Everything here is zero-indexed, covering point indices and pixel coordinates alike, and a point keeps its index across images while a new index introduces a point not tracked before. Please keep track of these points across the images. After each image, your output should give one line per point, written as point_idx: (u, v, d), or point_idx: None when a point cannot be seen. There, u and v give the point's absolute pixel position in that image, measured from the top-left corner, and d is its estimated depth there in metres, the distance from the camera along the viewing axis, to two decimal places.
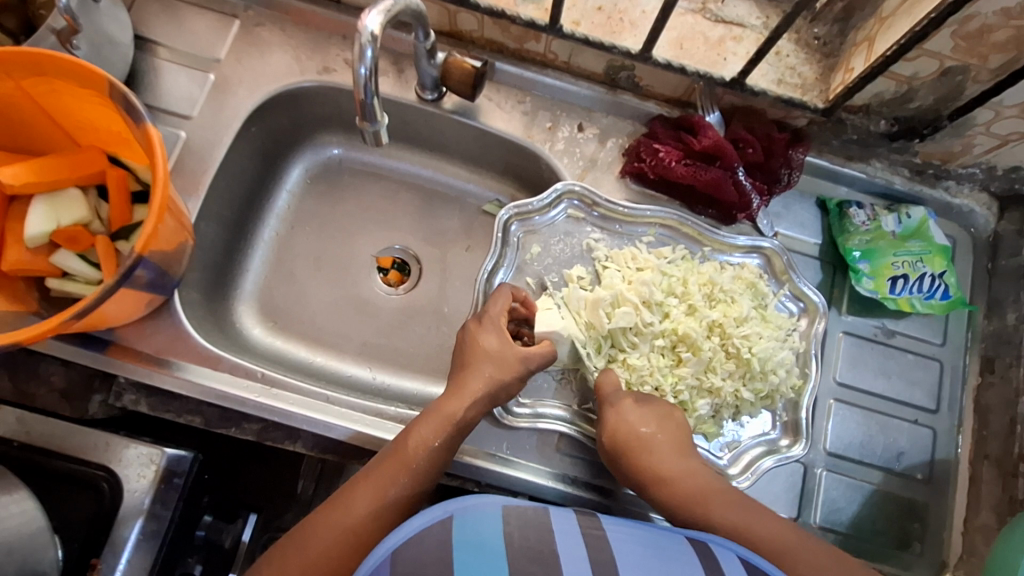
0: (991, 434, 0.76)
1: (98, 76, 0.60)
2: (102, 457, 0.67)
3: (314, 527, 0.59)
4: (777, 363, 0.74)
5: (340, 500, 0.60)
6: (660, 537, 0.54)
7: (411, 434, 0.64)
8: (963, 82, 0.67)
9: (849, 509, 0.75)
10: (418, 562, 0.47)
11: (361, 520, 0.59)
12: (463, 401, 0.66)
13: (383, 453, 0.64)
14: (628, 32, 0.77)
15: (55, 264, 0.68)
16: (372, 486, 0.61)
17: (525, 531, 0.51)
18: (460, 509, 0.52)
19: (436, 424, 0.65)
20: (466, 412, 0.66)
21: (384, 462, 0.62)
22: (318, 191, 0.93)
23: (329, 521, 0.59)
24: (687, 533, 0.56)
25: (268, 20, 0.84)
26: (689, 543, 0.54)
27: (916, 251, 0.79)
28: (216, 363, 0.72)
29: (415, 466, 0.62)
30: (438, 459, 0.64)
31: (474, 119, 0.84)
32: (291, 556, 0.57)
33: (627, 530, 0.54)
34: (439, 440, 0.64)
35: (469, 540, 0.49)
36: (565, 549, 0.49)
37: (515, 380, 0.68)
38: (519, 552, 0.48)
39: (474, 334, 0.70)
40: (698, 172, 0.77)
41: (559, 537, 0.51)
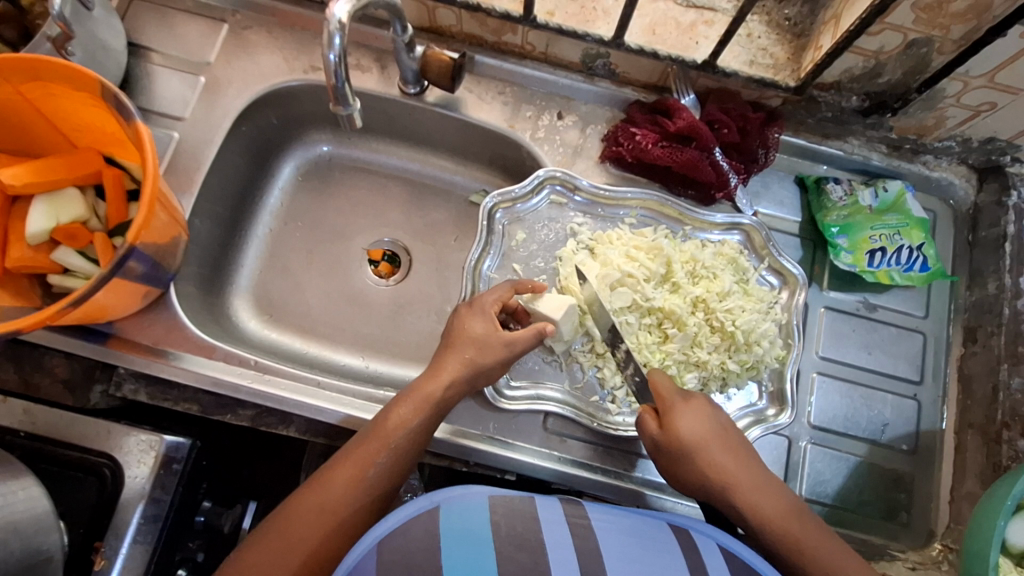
0: (975, 403, 0.77)
1: (89, 78, 0.63)
2: (104, 445, 0.70)
3: (299, 504, 0.59)
4: (761, 334, 0.75)
5: (324, 476, 0.60)
6: (645, 526, 0.55)
7: (392, 413, 0.64)
8: (929, 54, 0.68)
9: (834, 480, 0.76)
10: (405, 551, 0.49)
11: (345, 495, 0.59)
12: (442, 381, 0.67)
13: (365, 431, 0.64)
14: (602, 20, 0.79)
15: (56, 260, 0.71)
16: (355, 462, 0.61)
17: (511, 520, 0.52)
18: (445, 500, 0.53)
19: (417, 402, 0.65)
20: (446, 392, 0.66)
21: (365, 439, 0.63)
22: (310, 188, 0.96)
23: (312, 498, 0.59)
24: (668, 519, 0.57)
25: (256, 23, 0.87)
26: (671, 531, 0.56)
27: (893, 224, 0.80)
28: (210, 352, 0.75)
29: (396, 443, 0.63)
30: (420, 435, 0.65)
31: (457, 111, 0.86)
32: (280, 532, 0.57)
33: (612, 518, 0.55)
34: (419, 417, 0.65)
35: (456, 530, 0.51)
36: (549, 534, 0.52)
37: (499, 363, 0.69)
38: (506, 541, 0.50)
39: (463, 317, 0.71)
40: (674, 152, 0.79)
41: (546, 527, 0.53)
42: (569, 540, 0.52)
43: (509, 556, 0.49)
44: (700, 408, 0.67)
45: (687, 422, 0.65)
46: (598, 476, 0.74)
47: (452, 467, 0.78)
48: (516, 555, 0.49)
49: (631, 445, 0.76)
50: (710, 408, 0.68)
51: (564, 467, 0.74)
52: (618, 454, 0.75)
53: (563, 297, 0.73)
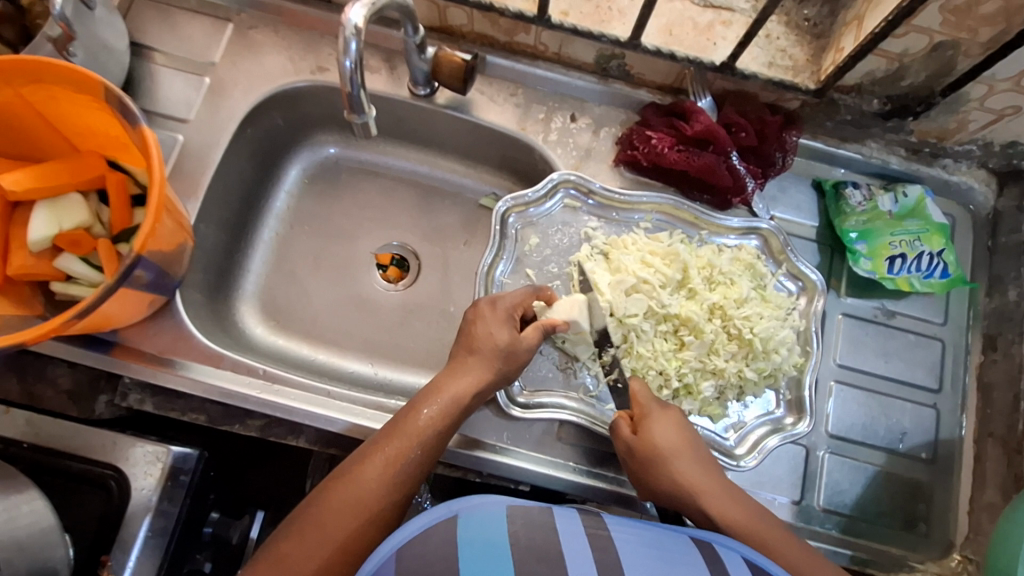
0: (995, 412, 0.76)
1: (93, 80, 0.61)
2: (110, 456, 0.68)
3: (324, 503, 0.57)
4: (779, 341, 0.73)
5: (350, 474, 0.58)
6: (663, 536, 0.55)
7: (418, 412, 0.63)
8: (954, 57, 0.66)
9: (852, 491, 0.75)
10: (424, 558, 0.48)
11: (374, 493, 0.58)
12: (467, 382, 0.65)
13: (389, 429, 0.62)
14: (617, 20, 0.77)
15: (59, 267, 0.69)
16: (382, 461, 0.59)
17: (530, 531, 0.51)
18: (464, 509, 0.53)
19: (443, 400, 0.64)
20: (471, 392, 0.65)
21: (390, 437, 0.61)
22: (316, 190, 0.94)
23: (340, 496, 0.57)
24: (691, 534, 0.56)
25: (261, 22, 0.85)
26: (693, 543, 0.55)
27: (913, 230, 0.78)
28: (218, 361, 0.73)
29: (423, 442, 0.61)
30: (445, 434, 0.64)
31: (467, 113, 0.84)
32: (305, 533, 0.55)
33: (633, 530, 0.55)
34: (446, 416, 0.64)
35: (475, 538, 0.50)
36: (569, 545, 0.50)
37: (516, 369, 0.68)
38: (525, 552, 0.48)
39: (485, 318, 0.69)
40: (691, 157, 0.77)
41: (565, 538, 0.51)
42: (589, 552, 0.50)
43: (527, 568, 0.47)
44: (675, 419, 0.68)
45: (660, 430, 0.67)
46: (613, 486, 0.73)
47: (465, 478, 0.78)
48: (536, 567, 0.47)
49: None
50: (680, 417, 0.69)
51: (579, 477, 0.73)
52: None
53: (577, 298, 0.73)
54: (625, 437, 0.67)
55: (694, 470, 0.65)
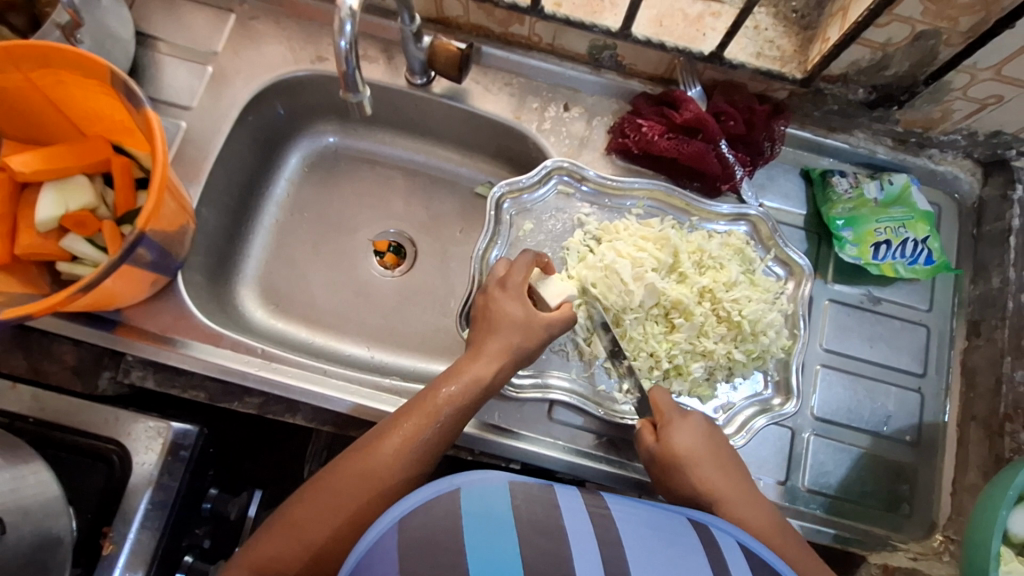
0: (978, 395, 0.77)
1: (99, 65, 0.64)
2: (112, 431, 0.71)
3: (340, 474, 0.60)
4: (767, 324, 0.75)
5: (366, 448, 0.61)
6: (663, 517, 0.56)
7: (437, 391, 0.64)
8: (936, 46, 0.68)
9: (837, 472, 0.76)
10: (425, 530, 0.49)
11: (389, 466, 0.60)
12: (487, 363, 0.67)
13: (408, 406, 0.64)
14: (609, 11, 0.79)
15: (65, 247, 0.71)
16: (399, 436, 0.61)
17: (531, 506, 0.53)
18: (466, 483, 0.54)
19: (464, 380, 0.65)
20: (491, 372, 0.66)
21: (410, 413, 0.63)
22: (315, 178, 0.96)
23: (355, 468, 0.60)
24: (688, 515, 0.58)
25: (263, 13, 0.87)
26: (689, 524, 0.56)
27: (898, 217, 0.80)
28: (217, 340, 0.75)
29: (440, 419, 0.63)
30: (465, 414, 0.65)
31: (463, 103, 0.86)
32: (318, 496, 0.59)
33: (631, 508, 0.56)
34: (465, 397, 0.65)
35: (477, 512, 0.51)
36: (571, 524, 0.52)
37: (537, 347, 0.70)
38: (527, 524, 0.51)
39: (496, 300, 0.71)
40: (681, 144, 0.79)
41: (567, 515, 0.53)
42: (591, 531, 0.52)
43: (529, 542, 0.49)
44: (696, 424, 0.68)
45: (681, 439, 0.67)
46: (602, 465, 0.74)
47: (457, 456, 0.79)
48: (539, 541, 0.49)
49: (636, 435, 0.76)
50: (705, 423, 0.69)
51: (568, 456, 0.74)
52: (623, 445, 0.76)
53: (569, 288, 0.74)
54: (645, 445, 0.68)
55: (716, 476, 0.66)
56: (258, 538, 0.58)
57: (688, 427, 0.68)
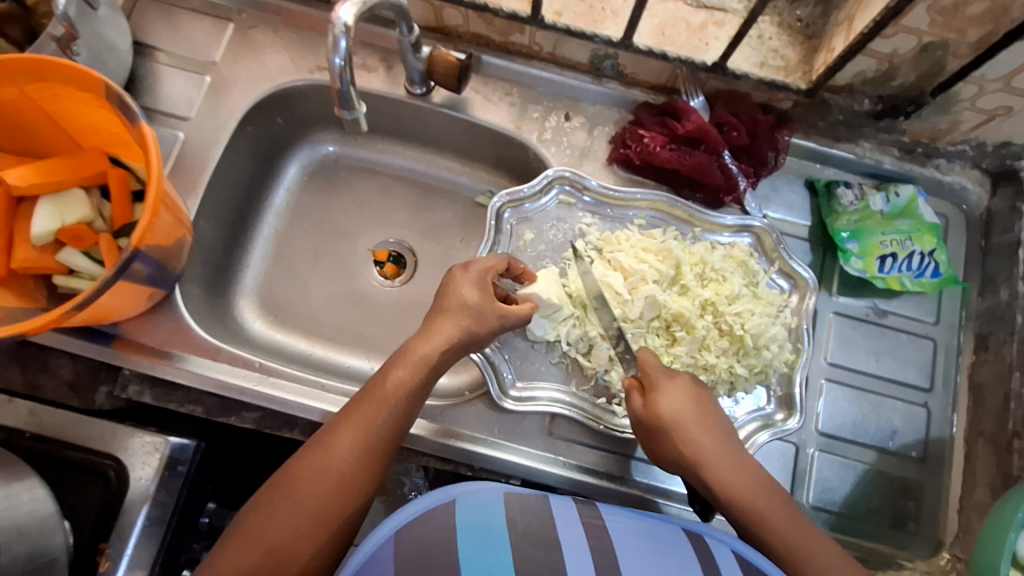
0: (985, 411, 0.76)
1: (94, 79, 0.63)
2: (109, 446, 0.70)
3: (296, 472, 0.58)
4: (770, 338, 0.74)
5: (320, 443, 0.59)
6: (657, 528, 0.56)
7: (388, 376, 0.63)
8: (943, 58, 0.67)
9: (842, 488, 0.75)
10: (422, 542, 0.49)
11: (344, 460, 0.58)
12: (435, 344, 0.65)
13: (359, 397, 0.62)
14: (610, 20, 0.78)
15: (61, 261, 0.71)
16: (352, 428, 0.60)
17: (527, 518, 0.53)
18: (463, 494, 0.54)
19: (413, 364, 0.64)
20: (438, 352, 0.65)
21: (363, 402, 0.62)
22: (315, 188, 0.96)
23: (309, 464, 0.58)
24: (683, 525, 0.57)
25: (261, 22, 0.87)
26: (685, 535, 0.56)
27: (904, 230, 0.78)
28: (214, 354, 0.74)
29: (393, 406, 0.61)
30: (417, 398, 0.64)
31: (463, 112, 0.85)
32: (276, 500, 0.57)
33: (626, 519, 0.56)
34: (417, 380, 0.63)
35: (472, 523, 0.51)
36: (566, 535, 0.52)
37: (491, 335, 0.68)
38: (522, 538, 0.50)
39: (456, 280, 0.69)
40: (683, 156, 0.78)
41: (561, 526, 0.53)
42: (585, 542, 0.51)
43: (524, 553, 0.49)
44: (685, 386, 0.66)
45: (667, 402, 0.64)
46: (603, 482, 0.74)
47: (457, 472, 0.79)
48: (533, 551, 0.49)
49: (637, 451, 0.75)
50: (698, 389, 0.67)
51: (568, 472, 0.74)
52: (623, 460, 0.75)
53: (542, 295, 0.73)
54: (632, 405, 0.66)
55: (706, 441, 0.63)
56: (219, 552, 0.55)
57: (685, 391, 0.65)
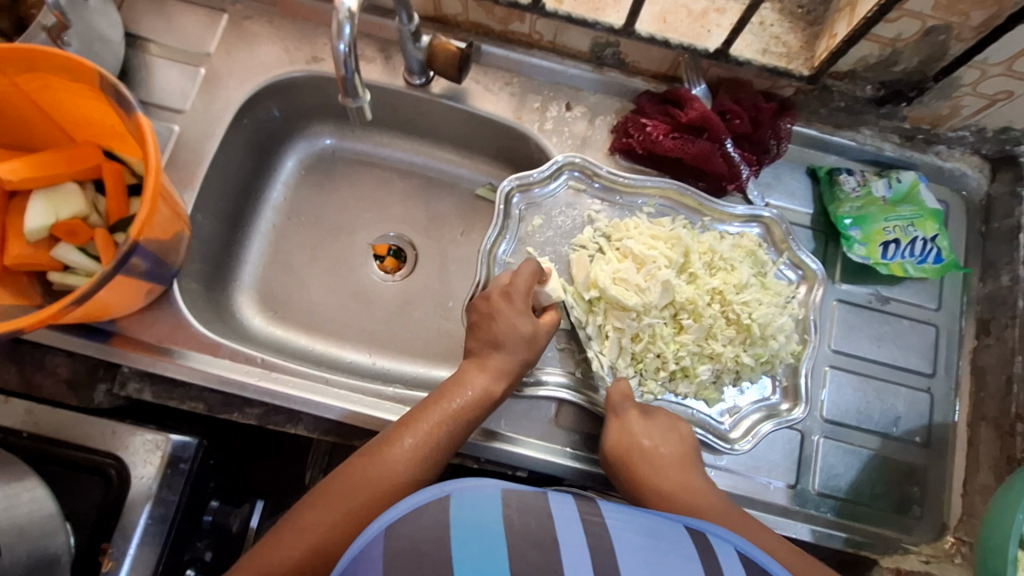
0: (988, 395, 0.77)
1: (88, 69, 0.61)
2: (109, 445, 0.69)
3: (353, 476, 0.59)
4: (777, 328, 0.74)
5: (379, 452, 0.60)
6: (658, 523, 0.54)
7: (450, 399, 0.65)
8: (946, 42, 0.67)
9: (847, 474, 0.75)
10: (412, 540, 0.48)
11: (401, 472, 0.60)
12: (497, 373, 0.68)
13: (419, 411, 0.64)
14: (611, 8, 0.77)
15: (56, 257, 0.69)
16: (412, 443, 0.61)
17: (525, 517, 0.50)
18: (455, 490, 0.52)
19: (475, 387, 0.67)
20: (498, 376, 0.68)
21: (424, 418, 0.64)
22: (313, 181, 0.94)
23: (367, 471, 0.59)
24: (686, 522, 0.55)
25: (256, 13, 0.85)
26: (687, 531, 0.54)
27: (907, 216, 0.78)
28: (216, 350, 0.73)
29: (452, 426, 0.64)
30: (474, 419, 0.66)
31: (463, 103, 0.84)
32: (331, 501, 0.57)
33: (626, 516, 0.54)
34: (476, 405, 0.66)
35: (465, 520, 0.49)
36: (566, 534, 0.50)
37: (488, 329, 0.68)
38: (518, 536, 0.48)
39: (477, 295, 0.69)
40: (686, 144, 0.78)
41: (560, 523, 0.51)
42: (583, 539, 0.50)
43: (519, 552, 0.47)
44: (643, 419, 0.69)
45: (632, 426, 0.69)
46: None
47: (463, 464, 0.78)
48: (529, 553, 0.47)
49: None
50: (655, 418, 0.70)
51: (575, 463, 0.73)
52: None
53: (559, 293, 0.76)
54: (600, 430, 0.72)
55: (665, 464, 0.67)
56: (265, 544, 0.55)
57: (643, 423, 0.69)
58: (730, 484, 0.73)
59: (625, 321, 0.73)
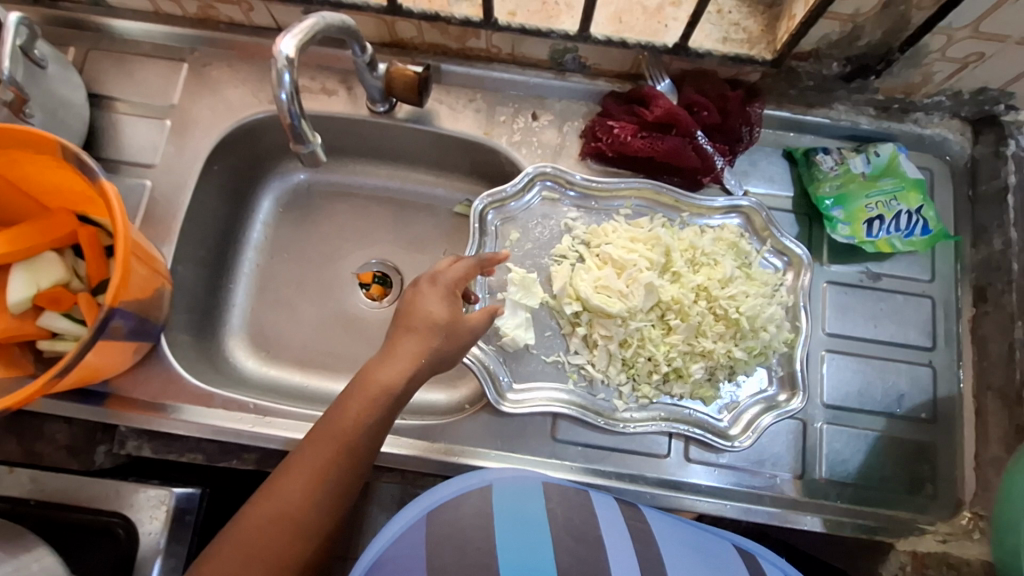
0: (991, 363, 0.75)
1: (49, 141, 0.62)
2: (115, 505, 0.69)
3: (249, 520, 0.55)
4: (766, 319, 0.73)
5: (273, 490, 0.56)
6: (706, 539, 0.64)
7: (345, 409, 0.59)
8: (906, 12, 0.65)
9: (854, 459, 0.74)
10: (455, 524, 0.58)
11: (300, 503, 0.56)
12: (401, 367, 0.61)
13: (313, 435, 0.58)
14: (565, 14, 0.76)
15: (42, 326, 0.70)
16: (307, 471, 0.56)
17: (566, 510, 0.61)
18: (497, 479, 0.64)
19: (374, 395, 0.60)
20: (405, 376, 0.61)
21: (320, 439, 0.58)
22: (292, 218, 0.94)
23: (264, 510, 0.55)
24: (734, 541, 0.65)
25: (216, 58, 0.85)
26: (736, 551, 0.63)
27: (888, 189, 0.77)
28: (209, 400, 0.74)
29: (351, 446, 0.58)
30: (378, 432, 0.60)
31: (429, 125, 0.84)
32: (225, 551, 0.54)
33: (674, 528, 0.64)
34: (378, 414, 0.60)
35: (507, 508, 0.60)
36: None
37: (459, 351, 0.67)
38: (563, 530, 0.58)
39: (422, 296, 0.66)
40: (655, 142, 0.76)
41: (605, 526, 0.61)
42: (630, 545, 0.59)
43: (565, 546, 0.56)
44: None
45: None
46: (613, 480, 0.72)
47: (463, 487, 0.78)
48: None
49: (646, 446, 0.74)
50: None
51: (576, 475, 0.72)
52: (635, 458, 0.73)
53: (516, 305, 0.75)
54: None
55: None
56: None
57: None
58: (729, 478, 0.73)
59: (612, 327, 0.73)
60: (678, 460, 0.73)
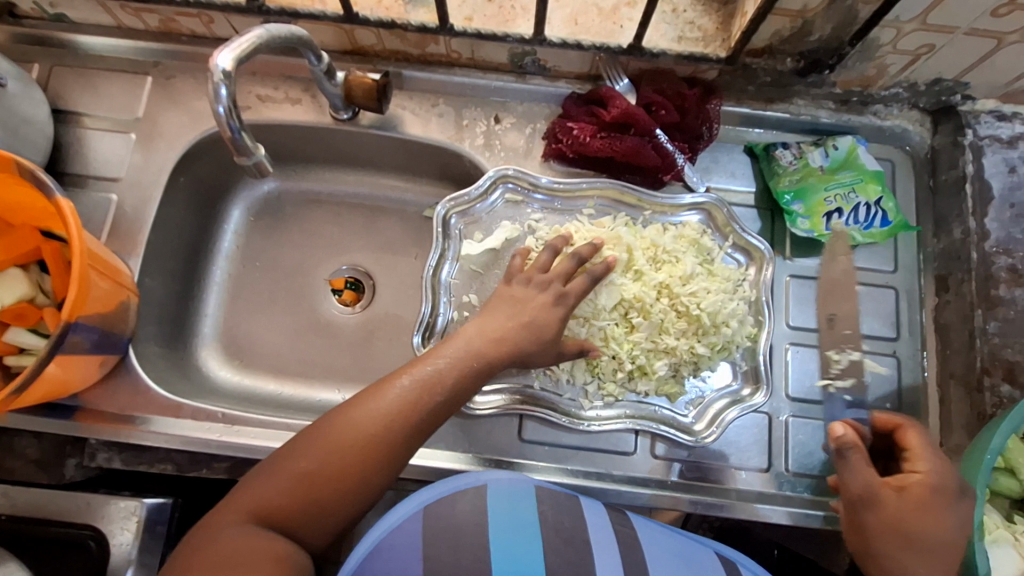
0: (954, 352, 0.76)
1: (6, 158, 0.63)
2: (86, 517, 0.70)
3: (332, 432, 0.56)
4: (727, 315, 0.73)
5: (358, 408, 0.57)
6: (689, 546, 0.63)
7: (439, 358, 0.60)
8: (853, 7, 0.65)
9: (820, 451, 0.74)
10: (452, 519, 0.57)
11: (384, 427, 0.56)
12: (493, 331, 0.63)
13: (403, 372, 0.59)
14: (521, 18, 0.77)
15: (9, 341, 0.71)
16: (397, 398, 0.57)
17: (558, 513, 0.61)
18: (493, 481, 0.63)
19: (467, 350, 0.61)
20: (498, 343, 0.63)
21: (412, 375, 0.59)
22: (262, 227, 0.95)
23: (350, 423, 0.56)
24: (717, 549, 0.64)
25: (181, 71, 0.86)
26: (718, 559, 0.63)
27: (847, 182, 0.77)
28: (177, 411, 0.74)
29: (439, 391, 0.59)
30: (468, 383, 0.61)
31: (393, 130, 0.85)
32: (310, 451, 0.55)
33: (660, 535, 0.63)
34: (468, 367, 0.61)
35: (502, 512, 0.59)
36: None
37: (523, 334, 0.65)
38: (553, 532, 0.59)
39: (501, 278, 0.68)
40: (614, 142, 0.77)
41: (593, 531, 0.61)
42: (618, 553, 0.59)
43: (554, 549, 0.57)
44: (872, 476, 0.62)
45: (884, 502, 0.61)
46: (578, 480, 0.73)
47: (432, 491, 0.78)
48: None
49: (611, 444, 0.74)
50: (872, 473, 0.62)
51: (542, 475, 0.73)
52: (601, 456, 0.74)
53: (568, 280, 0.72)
54: (863, 516, 0.62)
55: (952, 516, 0.61)
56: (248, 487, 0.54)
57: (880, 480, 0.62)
58: (694, 473, 0.74)
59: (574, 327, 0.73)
60: (644, 457, 0.74)
